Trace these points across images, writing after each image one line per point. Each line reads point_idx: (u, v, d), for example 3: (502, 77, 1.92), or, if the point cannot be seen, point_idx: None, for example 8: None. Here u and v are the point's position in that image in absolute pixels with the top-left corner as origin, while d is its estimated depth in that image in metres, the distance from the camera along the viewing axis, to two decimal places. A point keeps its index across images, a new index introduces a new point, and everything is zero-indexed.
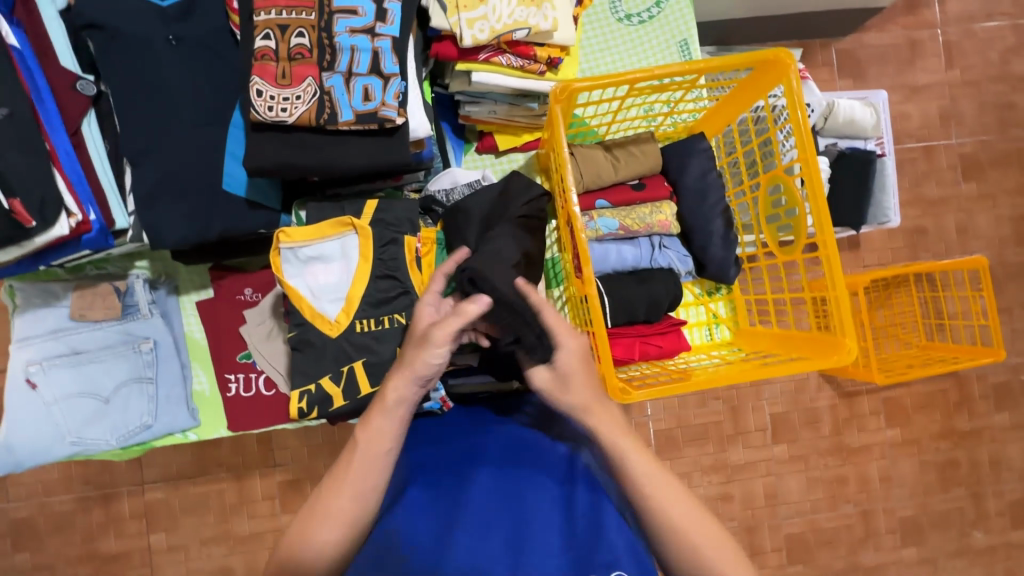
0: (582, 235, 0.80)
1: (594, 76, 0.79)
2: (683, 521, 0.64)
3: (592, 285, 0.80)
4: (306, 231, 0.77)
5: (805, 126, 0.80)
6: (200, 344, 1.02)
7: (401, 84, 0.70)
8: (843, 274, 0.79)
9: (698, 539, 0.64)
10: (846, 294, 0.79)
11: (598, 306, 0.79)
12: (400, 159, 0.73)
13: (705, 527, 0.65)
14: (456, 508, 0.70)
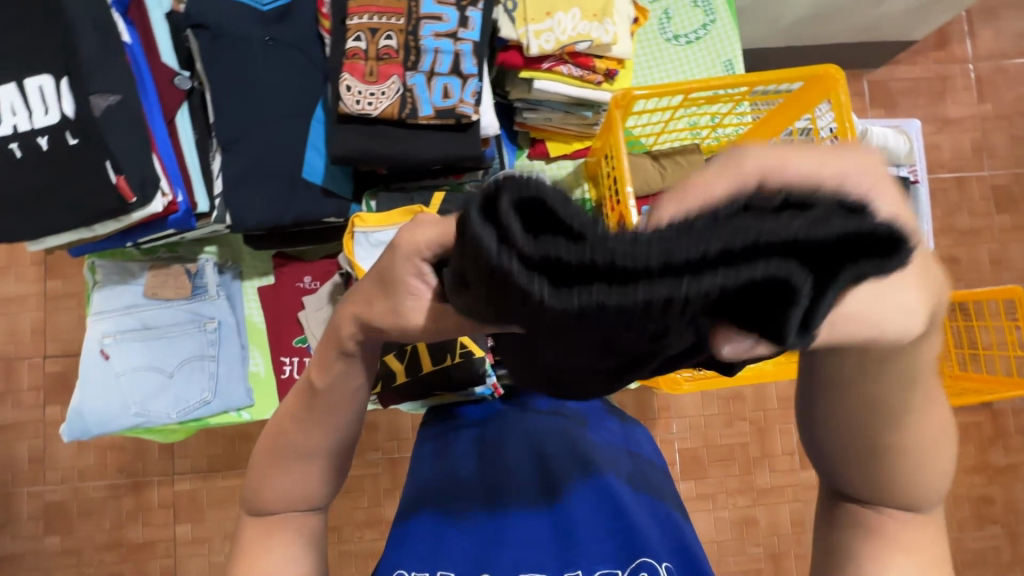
0: None
1: (652, 85, 0.84)
2: (912, 428, 0.42)
3: None
4: (379, 217, 0.83)
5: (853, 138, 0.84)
6: (258, 327, 1.08)
7: (478, 85, 0.76)
8: None
9: (915, 454, 0.43)
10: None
11: None
12: (473, 153, 0.79)
13: (928, 428, 0.42)
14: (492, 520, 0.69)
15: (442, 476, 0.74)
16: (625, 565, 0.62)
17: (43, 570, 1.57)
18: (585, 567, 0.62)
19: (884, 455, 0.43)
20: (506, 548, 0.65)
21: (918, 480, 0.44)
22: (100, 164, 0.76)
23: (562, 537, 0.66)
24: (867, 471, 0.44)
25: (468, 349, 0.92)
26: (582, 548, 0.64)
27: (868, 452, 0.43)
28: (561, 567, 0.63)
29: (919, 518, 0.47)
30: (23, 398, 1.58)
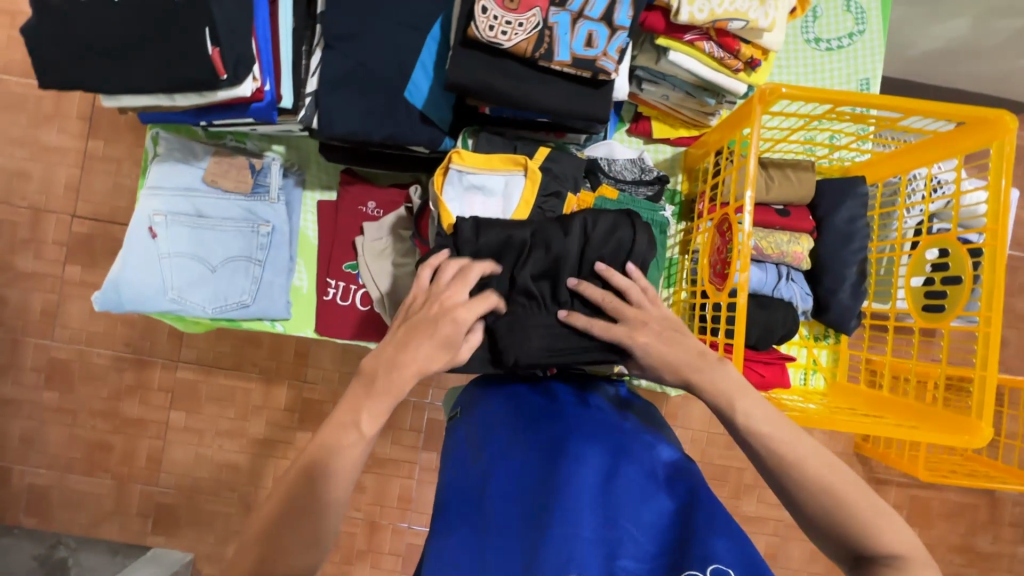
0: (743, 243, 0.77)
1: (801, 86, 0.76)
2: (823, 475, 0.59)
3: (742, 295, 0.77)
4: (481, 158, 0.78)
5: (1007, 194, 0.75)
6: (310, 243, 1.03)
7: (625, 40, 0.69)
8: (998, 357, 0.75)
9: (866, 516, 0.57)
10: (997, 379, 0.75)
11: (744, 314, 0.76)
12: (597, 113, 0.72)
13: (832, 465, 0.60)
14: (537, 504, 0.68)
15: (481, 466, 0.74)
16: None
17: (35, 421, 1.58)
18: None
19: (831, 497, 0.58)
20: (548, 548, 0.62)
21: (889, 530, 0.57)
22: (198, 29, 0.70)
23: (606, 545, 0.63)
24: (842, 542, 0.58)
25: None
26: (625, 562, 0.62)
27: (830, 500, 0.58)
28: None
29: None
30: (45, 251, 1.54)
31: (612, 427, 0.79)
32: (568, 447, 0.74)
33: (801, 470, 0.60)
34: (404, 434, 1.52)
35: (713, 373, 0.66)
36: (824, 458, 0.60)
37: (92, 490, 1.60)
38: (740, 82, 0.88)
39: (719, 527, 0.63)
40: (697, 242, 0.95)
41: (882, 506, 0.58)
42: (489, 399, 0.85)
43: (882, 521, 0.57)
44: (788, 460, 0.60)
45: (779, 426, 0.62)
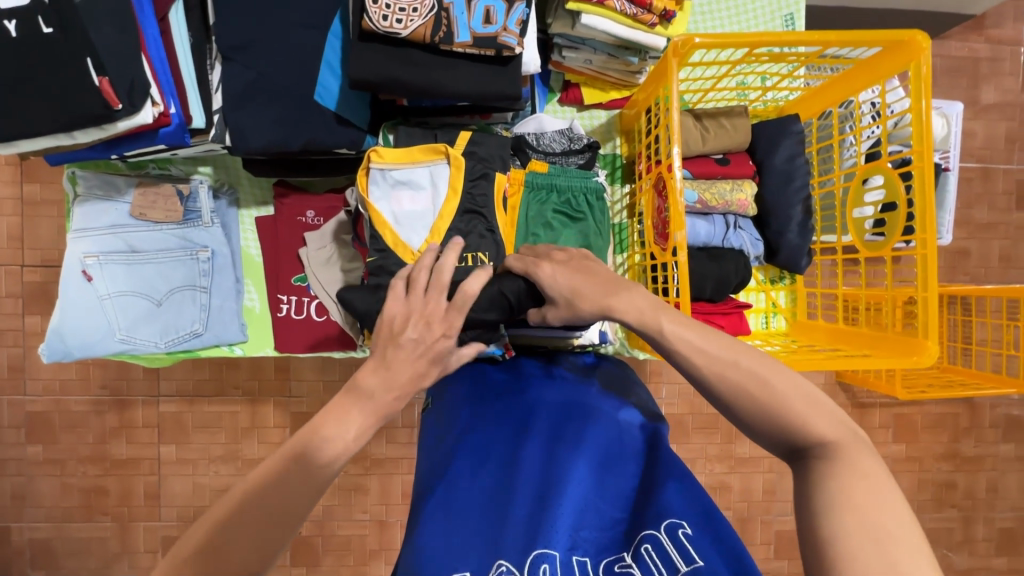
0: (679, 198, 0.77)
1: (716, 33, 0.75)
2: (754, 369, 0.58)
3: (681, 250, 0.78)
4: (400, 153, 0.74)
5: (928, 115, 0.76)
6: (255, 262, 1.02)
7: (524, 11, 0.67)
8: (936, 275, 0.77)
9: (796, 404, 0.56)
10: (937, 298, 0.78)
11: (686, 272, 0.77)
12: (510, 90, 0.70)
13: (800, 391, 0.57)
14: (502, 486, 0.67)
15: (449, 449, 0.74)
16: (628, 548, 0.59)
17: (25, 476, 1.56)
18: (591, 554, 0.59)
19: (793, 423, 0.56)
20: (513, 528, 0.61)
21: (821, 419, 0.55)
22: (81, 60, 0.68)
23: (573, 514, 0.63)
24: (772, 431, 0.57)
25: None
26: (588, 532, 0.61)
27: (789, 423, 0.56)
28: (569, 550, 0.59)
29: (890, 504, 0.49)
30: None
31: (576, 398, 0.80)
32: (536, 428, 0.75)
33: (727, 372, 0.58)
34: (398, 432, 1.52)
35: (628, 297, 0.64)
36: (758, 355, 0.59)
37: (95, 534, 1.59)
38: (659, 37, 0.86)
39: (678, 486, 0.64)
40: (641, 204, 0.94)
41: (814, 394, 0.57)
42: (451, 387, 0.85)
43: (815, 411, 0.56)
44: (725, 361, 0.59)
45: (709, 335, 0.60)
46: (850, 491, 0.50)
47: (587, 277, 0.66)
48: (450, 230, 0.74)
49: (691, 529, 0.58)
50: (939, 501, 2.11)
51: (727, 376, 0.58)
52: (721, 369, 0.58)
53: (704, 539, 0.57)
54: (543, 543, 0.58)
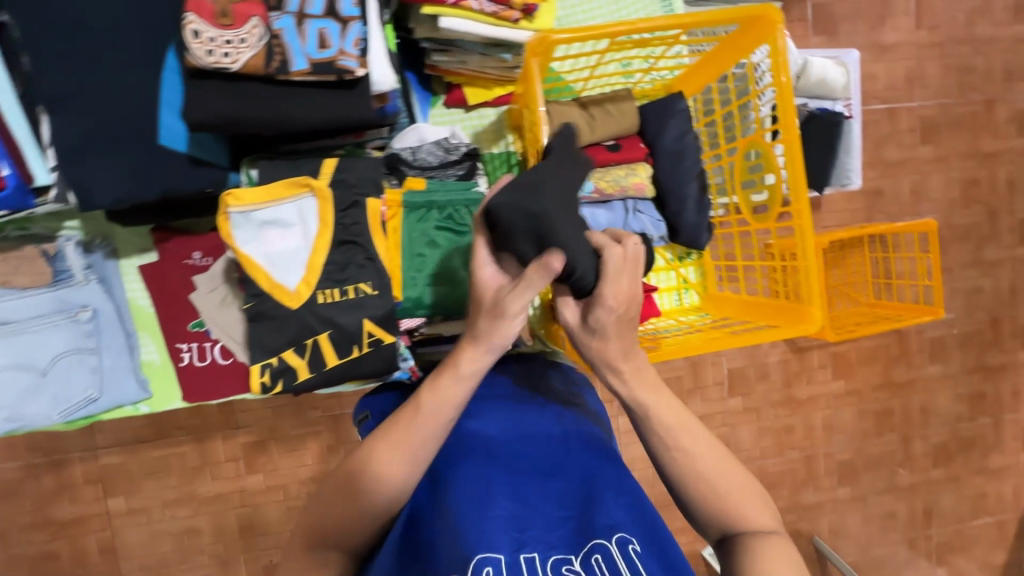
0: None
1: (574, 27, 0.74)
2: (709, 469, 0.79)
3: None
4: (257, 194, 0.89)
5: (788, 88, 0.78)
6: (145, 312, 1.09)
7: (357, 30, 0.84)
8: (813, 241, 0.81)
9: (736, 489, 0.79)
10: (816, 267, 0.82)
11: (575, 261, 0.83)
12: (355, 111, 0.87)
13: (737, 477, 0.80)
14: (449, 501, 0.76)
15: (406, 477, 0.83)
16: (577, 550, 0.71)
17: None
18: (539, 551, 0.71)
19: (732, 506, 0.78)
20: (462, 535, 0.70)
21: (756, 510, 0.78)
22: None
23: (515, 519, 0.73)
24: (715, 516, 0.78)
25: (374, 338, 0.93)
26: (533, 532, 0.73)
27: (728, 504, 0.78)
28: (514, 550, 0.69)
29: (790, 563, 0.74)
30: None
31: (521, 414, 0.93)
32: (481, 448, 0.85)
33: (695, 464, 0.79)
34: None
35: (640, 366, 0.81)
36: (719, 457, 0.80)
37: None
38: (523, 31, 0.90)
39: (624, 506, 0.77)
40: None
41: (747, 483, 0.80)
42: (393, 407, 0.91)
43: (752, 503, 0.78)
44: (691, 458, 0.80)
45: (684, 430, 0.80)
46: (768, 558, 0.74)
47: (630, 337, 0.80)
48: (327, 263, 0.92)
49: (639, 544, 0.71)
50: (879, 427, 2.26)
51: (688, 469, 0.79)
52: (695, 467, 0.79)
53: (645, 548, 0.71)
54: (487, 548, 0.68)
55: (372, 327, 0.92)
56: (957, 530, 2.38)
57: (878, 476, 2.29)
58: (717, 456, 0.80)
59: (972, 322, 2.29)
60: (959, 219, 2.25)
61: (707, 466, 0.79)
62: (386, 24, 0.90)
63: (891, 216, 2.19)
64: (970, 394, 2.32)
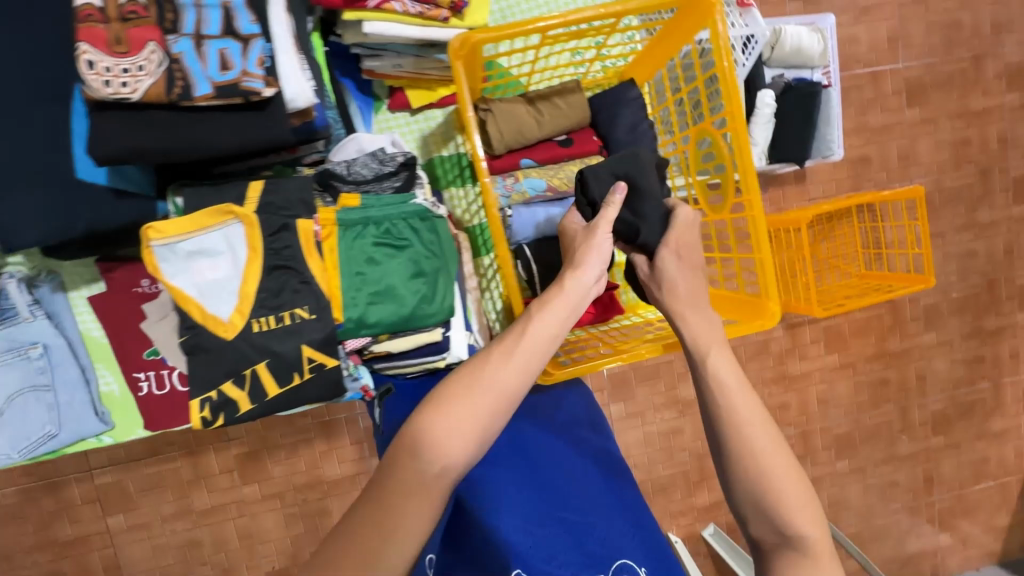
0: (490, 199, 0.85)
1: (493, 27, 0.74)
2: (766, 466, 0.86)
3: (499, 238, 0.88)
4: (183, 226, 0.99)
5: (727, 70, 0.86)
6: (97, 341, 1.20)
7: (261, 46, 0.98)
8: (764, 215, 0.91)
9: (786, 482, 0.87)
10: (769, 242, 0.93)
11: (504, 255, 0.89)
12: (263, 131, 1.01)
13: (796, 479, 0.87)
14: (510, 505, 0.96)
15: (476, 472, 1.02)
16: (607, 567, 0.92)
17: None
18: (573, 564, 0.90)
19: (773, 495, 0.86)
20: (521, 539, 0.90)
21: (808, 520, 0.85)
22: None
23: (557, 537, 0.93)
24: (753, 502, 0.87)
25: (316, 361, 1.04)
26: (570, 549, 0.92)
27: (770, 492, 0.86)
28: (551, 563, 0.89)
29: (818, 549, 0.85)
30: None
31: (563, 449, 1.14)
32: (536, 471, 1.06)
33: (751, 444, 0.88)
34: None
35: (694, 318, 0.97)
36: (787, 467, 0.88)
37: None
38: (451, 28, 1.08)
39: (632, 528, 1.01)
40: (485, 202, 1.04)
41: (807, 497, 0.87)
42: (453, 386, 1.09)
43: (802, 511, 0.85)
44: (754, 454, 0.88)
45: (748, 399, 0.91)
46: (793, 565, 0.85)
47: (693, 286, 0.98)
48: (259, 289, 1.02)
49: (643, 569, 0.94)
50: (875, 398, 2.24)
51: (742, 454, 0.88)
52: (746, 453, 0.87)
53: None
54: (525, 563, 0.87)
55: (310, 350, 1.03)
56: (959, 496, 2.38)
57: (877, 447, 2.28)
58: (773, 443, 0.88)
59: (966, 286, 2.24)
60: (950, 182, 2.18)
61: (749, 426, 0.89)
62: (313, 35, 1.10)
63: (878, 183, 2.13)
64: (968, 359, 2.29)
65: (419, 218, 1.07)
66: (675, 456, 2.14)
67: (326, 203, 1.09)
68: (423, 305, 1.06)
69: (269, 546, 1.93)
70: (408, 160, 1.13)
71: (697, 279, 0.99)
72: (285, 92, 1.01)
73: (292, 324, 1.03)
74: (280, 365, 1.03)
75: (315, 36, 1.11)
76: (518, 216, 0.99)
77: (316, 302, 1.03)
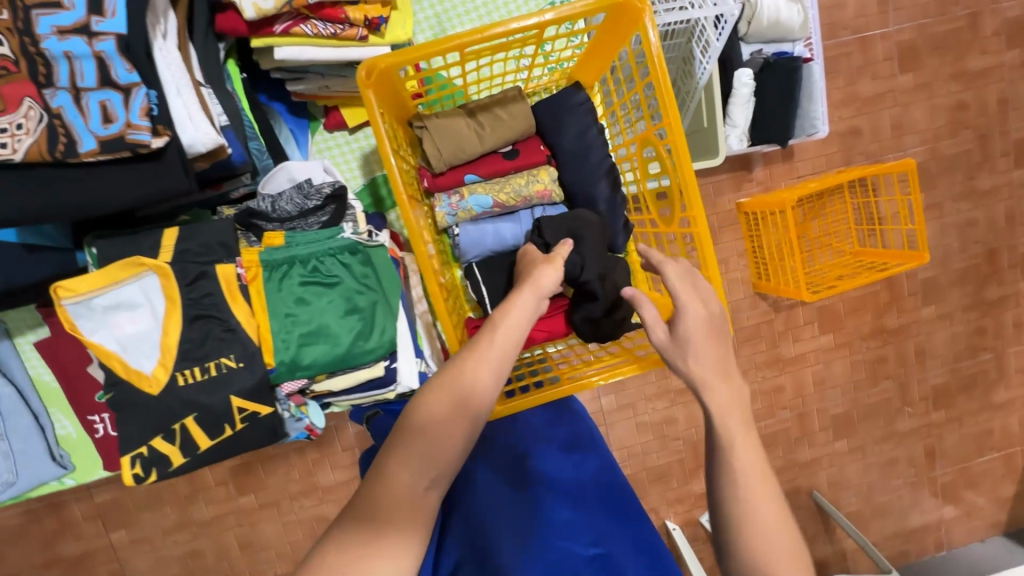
0: (408, 214, 0.89)
1: (399, 52, 0.84)
2: (743, 514, 0.79)
3: (423, 251, 0.91)
4: (99, 283, 1.08)
5: (658, 68, 0.88)
6: (48, 385, 1.33)
7: (144, 96, 0.97)
8: (703, 222, 0.96)
9: (782, 545, 0.77)
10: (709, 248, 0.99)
11: (427, 264, 0.92)
12: (164, 182, 1.01)
13: (789, 545, 0.78)
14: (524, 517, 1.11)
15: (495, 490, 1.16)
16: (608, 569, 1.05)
17: None
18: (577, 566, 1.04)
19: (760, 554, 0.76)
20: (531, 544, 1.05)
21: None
22: None
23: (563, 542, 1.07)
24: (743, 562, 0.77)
25: (245, 412, 1.16)
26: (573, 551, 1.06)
27: (758, 553, 0.77)
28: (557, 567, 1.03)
29: None
30: None
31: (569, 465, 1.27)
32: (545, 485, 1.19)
33: (750, 504, 0.79)
34: None
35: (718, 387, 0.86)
36: (782, 520, 0.79)
37: None
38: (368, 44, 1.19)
39: (633, 537, 1.12)
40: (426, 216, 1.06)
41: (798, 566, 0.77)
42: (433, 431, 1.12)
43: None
44: (748, 507, 0.79)
45: (750, 450, 0.82)
46: None
47: (710, 346, 0.89)
48: (181, 342, 1.13)
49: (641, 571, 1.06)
50: (873, 376, 2.20)
51: (732, 506, 0.80)
52: (741, 509, 0.79)
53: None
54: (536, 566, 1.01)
55: (237, 401, 1.14)
56: (962, 469, 2.35)
57: (875, 425, 2.24)
58: (776, 512, 0.79)
59: (967, 257, 2.17)
60: (947, 149, 2.09)
61: (746, 476, 0.80)
62: (226, 62, 1.22)
63: (870, 156, 2.05)
64: (969, 331, 2.23)
65: (349, 253, 1.19)
66: (669, 445, 2.12)
67: (250, 241, 1.21)
68: (360, 341, 1.19)
69: (269, 553, 1.97)
70: (333, 192, 1.25)
71: (715, 331, 0.90)
72: (183, 140, 1.03)
73: (220, 373, 1.14)
74: (209, 417, 1.15)
75: (227, 62, 1.22)
76: (466, 233, 1.06)
77: (237, 353, 1.14)
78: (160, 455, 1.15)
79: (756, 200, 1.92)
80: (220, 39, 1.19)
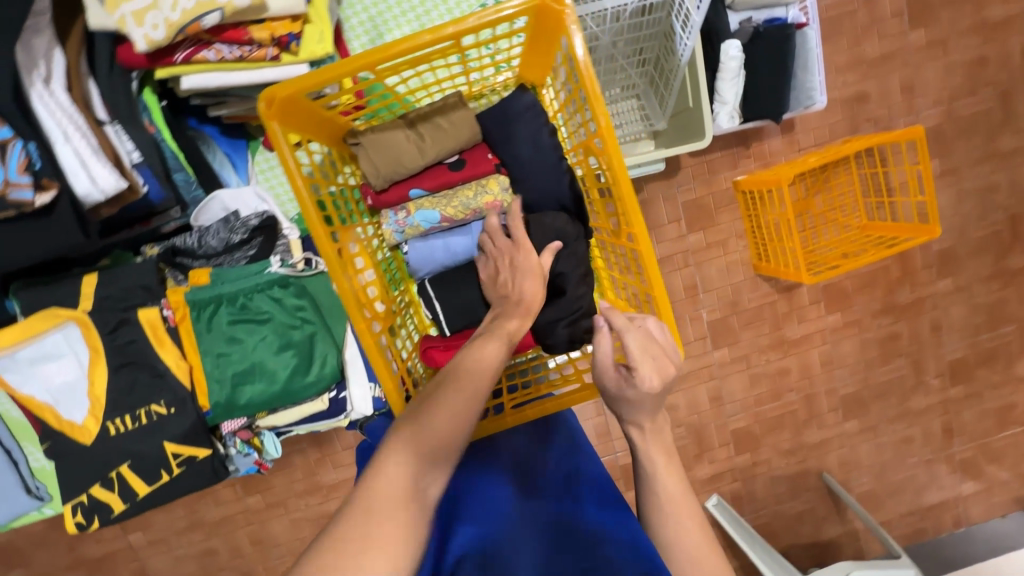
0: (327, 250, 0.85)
1: (302, 75, 0.81)
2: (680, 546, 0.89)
3: (346, 286, 0.87)
4: (23, 341, 1.24)
5: (585, 71, 0.83)
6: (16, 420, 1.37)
7: (24, 153, 1.04)
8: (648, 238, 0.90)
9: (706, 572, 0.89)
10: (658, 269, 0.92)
11: (350, 299, 0.86)
12: (61, 232, 1.12)
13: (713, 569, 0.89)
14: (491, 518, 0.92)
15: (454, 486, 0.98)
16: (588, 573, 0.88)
17: None
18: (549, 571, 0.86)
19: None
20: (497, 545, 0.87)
21: None
22: None
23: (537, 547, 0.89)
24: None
25: (177, 454, 1.33)
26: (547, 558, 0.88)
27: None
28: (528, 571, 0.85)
29: None
30: None
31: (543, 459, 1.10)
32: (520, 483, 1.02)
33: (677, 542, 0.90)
34: None
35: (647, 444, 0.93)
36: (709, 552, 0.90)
37: None
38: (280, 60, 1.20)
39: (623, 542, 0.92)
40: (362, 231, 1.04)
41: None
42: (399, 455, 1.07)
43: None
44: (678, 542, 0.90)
45: (680, 497, 0.92)
46: None
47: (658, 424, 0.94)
48: (105, 388, 1.29)
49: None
50: (885, 354, 2.11)
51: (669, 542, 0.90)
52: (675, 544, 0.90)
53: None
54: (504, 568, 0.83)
55: (168, 444, 1.32)
56: (983, 445, 2.25)
57: (888, 404, 2.17)
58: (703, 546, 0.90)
59: (987, 225, 2.03)
60: (965, 110, 1.94)
61: (678, 517, 0.91)
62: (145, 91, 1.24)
63: (879, 122, 1.91)
64: (990, 303, 2.11)
65: (280, 287, 1.31)
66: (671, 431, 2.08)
67: (176, 280, 1.36)
68: (297, 373, 1.32)
69: (280, 549, 2.03)
70: (261, 222, 1.36)
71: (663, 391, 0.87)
72: (77, 189, 1.14)
73: (151, 420, 1.31)
74: (145, 463, 1.33)
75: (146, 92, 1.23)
76: (416, 250, 1.05)
77: (168, 397, 1.31)
78: (101, 502, 1.33)
79: (752, 180, 1.82)
80: (128, 71, 1.19)
